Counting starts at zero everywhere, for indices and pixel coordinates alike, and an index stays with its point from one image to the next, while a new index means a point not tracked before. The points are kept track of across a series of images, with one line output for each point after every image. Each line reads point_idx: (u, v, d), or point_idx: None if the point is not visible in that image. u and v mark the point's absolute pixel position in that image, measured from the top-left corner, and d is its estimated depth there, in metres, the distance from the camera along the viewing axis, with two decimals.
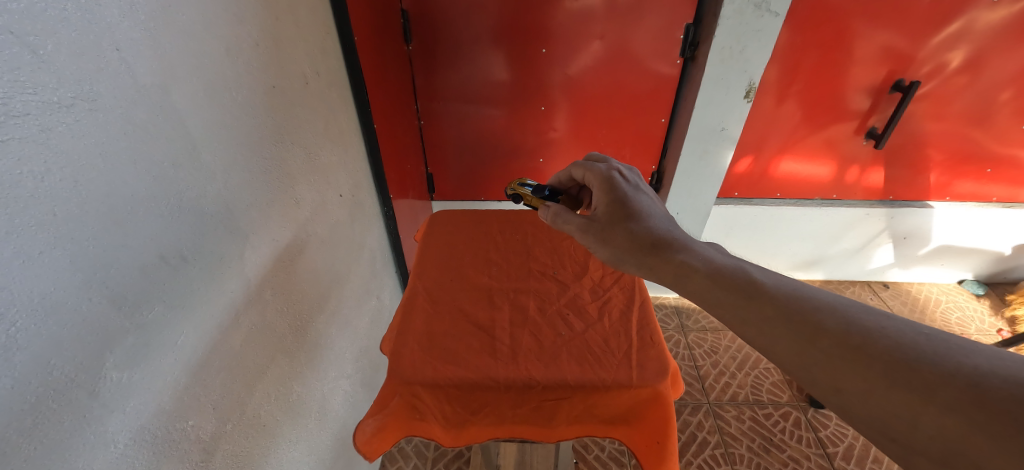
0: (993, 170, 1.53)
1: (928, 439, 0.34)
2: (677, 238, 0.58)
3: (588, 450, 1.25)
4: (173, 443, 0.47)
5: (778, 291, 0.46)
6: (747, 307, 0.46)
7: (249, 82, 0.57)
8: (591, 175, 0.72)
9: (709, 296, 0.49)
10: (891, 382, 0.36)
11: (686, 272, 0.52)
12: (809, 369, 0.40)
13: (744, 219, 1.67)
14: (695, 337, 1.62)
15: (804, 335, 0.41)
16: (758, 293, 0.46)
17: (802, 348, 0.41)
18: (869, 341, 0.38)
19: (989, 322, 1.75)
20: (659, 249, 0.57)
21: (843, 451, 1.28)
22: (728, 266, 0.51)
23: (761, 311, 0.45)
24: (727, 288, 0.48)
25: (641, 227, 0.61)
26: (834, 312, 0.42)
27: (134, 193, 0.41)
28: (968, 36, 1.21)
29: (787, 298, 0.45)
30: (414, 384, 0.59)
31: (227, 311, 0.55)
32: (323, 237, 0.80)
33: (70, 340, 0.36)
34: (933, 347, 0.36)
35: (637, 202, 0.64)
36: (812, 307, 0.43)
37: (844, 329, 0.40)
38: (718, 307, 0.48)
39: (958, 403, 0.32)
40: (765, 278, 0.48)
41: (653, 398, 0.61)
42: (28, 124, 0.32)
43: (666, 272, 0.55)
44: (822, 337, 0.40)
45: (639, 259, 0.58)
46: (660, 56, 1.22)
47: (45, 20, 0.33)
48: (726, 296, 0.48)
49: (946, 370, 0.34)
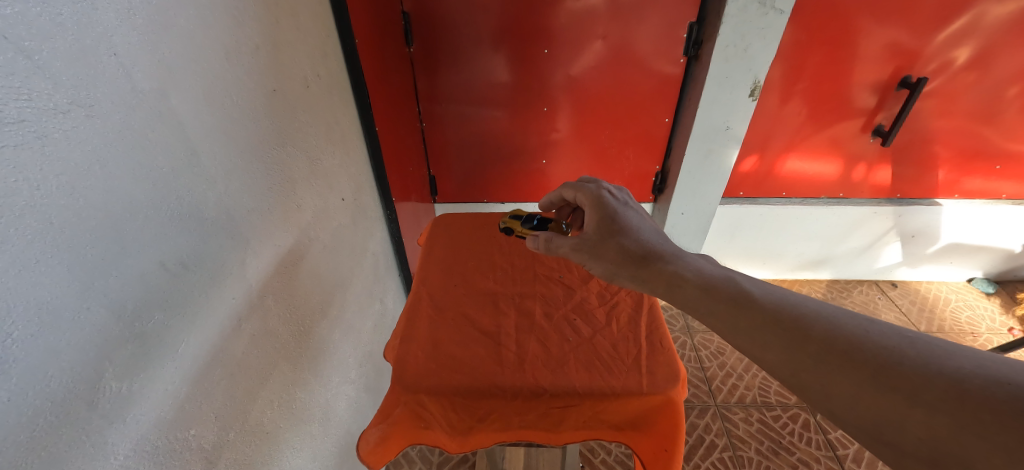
0: (1002, 167, 1.51)
1: (916, 442, 0.33)
2: (669, 249, 0.57)
3: (594, 453, 1.24)
4: (175, 452, 0.46)
5: (772, 299, 0.44)
6: (739, 314, 0.45)
7: (248, 85, 0.57)
8: (582, 195, 0.71)
9: (702, 305, 0.48)
10: (876, 386, 0.35)
11: (679, 282, 0.51)
12: (800, 377, 0.39)
13: (750, 219, 1.66)
14: (701, 338, 1.61)
15: (797, 341, 0.40)
16: (751, 301, 0.45)
17: (793, 355, 0.39)
18: (857, 346, 0.37)
19: (1000, 321, 1.72)
20: (651, 260, 0.56)
21: (853, 453, 1.26)
22: (718, 276, 0.50)
23: (753, 319, 0.43)
24: (717, 297, 0.47)
25: (633, 241, 0.60)
26: (822, 318, 0.41)
27: (133, 200, 0.40)
28: (975, 31, 1.20)
29: (786, 304, 0.43)
30: (419, 391, 0.58)
31: (228, 318, 0.54)
32: (324, 242, 0.79)
33: (69, 350, 0.35)
34: (915, 349, 0.35)
35: (626, 218, 0.63)
36: (803, 314, 0.42)
37: (832, 334, 0.39)
38: (711, 318, 0.47)
39: (941, 404, 0.32)
40: (756, 288, 0.47)
41: (663, 405, 0.60)
42: (23, 131, 0.31)
43: (659, 283, 0.54)
44: (812, 342, 0.39)
45: (634, 273, 0.57)
46: (663, 55, 1.21)
47: (39, 24, 0.32)
48: (718, 305, 0.47)
49: (928, 371, 0.33)
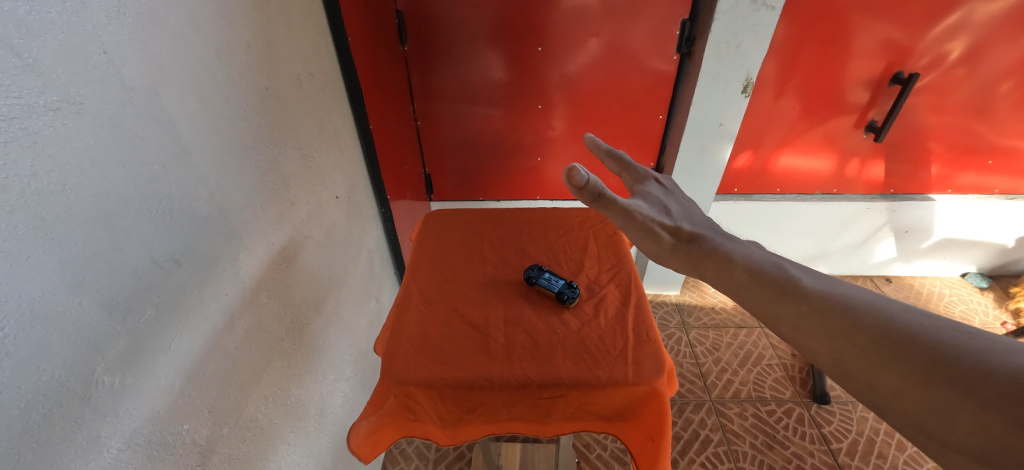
0: (995, 162, 1.52)
1: (966, 437, 0.30)
2: (716, 235, 0.56)
3: (590, 449, 1.24)
4: (168, 447, 0.47)
5: (816, 288, 0.43)
6: (783, 303, 0.43)
7: (239, 83, 0.57)
8: (633, 175, 0.66)
9: (747, 291, 0.47)
10: (928, 378, 0.33)
11: (728, 265, 0.50)
12: (843, 364, 0.38)
13: (743, 215, 1.66)
14: (697, 334, 1.61)
15: (844, 330, 0.38)
16: (795, 289, 0.44)
17: (836, 343, 0.38)
18: (907, 338, 0.35)
19: (993, 315, 1.73)
20: (700, 244, 0.54)
21: (847, 447, 1.26)
22: (766, 262, 0.48)
23: (797, 307, 0.42)
24: (763, 283, 0.46)
25: (683, 224, 0.58)
26: (872, 308, 0.39)
27: (124, 196, 0.40)
28: (966, 26, 1.21)
29: (827, 294, 0.42)
30: (407, 384, 0.59)
31: (221, 314, 0.54)
32: (319, 239, 0.79)
33: (60, 345, 0.36)
34: (974, 343, 0.33)
35: (678, 207, 0.61)
36: (852, 303, 0.40)
37: (884, 325, 0.37)
38: (755, 304, 0.46)
39: (998, 400, 0.29)
40: (807, 277, 0.45)
41: (649, 396, 0.60)
42: (13, 127, 0.32)
43: (708, 265, 0.52)
44: (858, 332, 0.38)
45: (683, 255, 0.55)
46: (657, 53, 1.22)
47: (29, 23, 0.33)
48: (760, 291, 0.46)
49: (988, 367, 0.31)
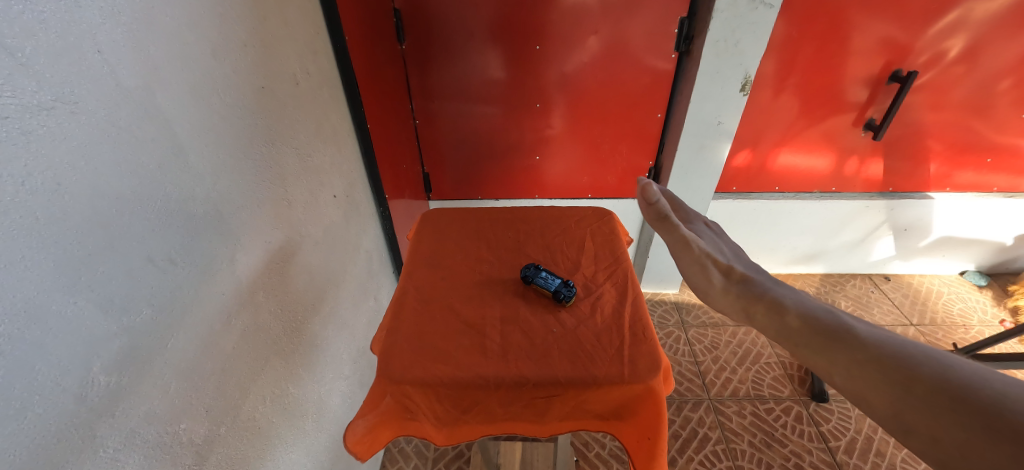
0: (994, 159, 1.52)
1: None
2: (767, 281, 0.66)
3: (589, 447, 1.25)
4: (165, 446, 0.47)
5: (876, 341, 0.49)
6: (837, 348, 0.50)
7: (236, 82, 0.57)
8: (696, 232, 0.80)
9: (799, 335, 0.55)
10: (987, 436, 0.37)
11: (779, 310, 0.59)
12: (902, 416, 0.43)
13: (742, 214, 1.66)
14: (696, 332, 1.62)
15: (903, 384, 0.44)
16: (847, 338, 0.51)
17: (899, 394, 0.43)
18: (969, 395, 0.40)
19: (991, 313, 1.73)
20: (751, 287, 0.65)
21: (845, 445, 1.27)
22: (820, 310, 0.57)
23: (852, 355, 0.49)
24: (814, 329, 0.54)
25: (735, 268, 0.70)
26: (935, 365, 0.44)
27: (120, 195, 0.40)
28: (965, 24, 1.20)
29: (889, 349, 0.48)
30: (402, 383, 0.59)
31: (218, 313, 0.54)
32: (316, 238, 0.79)
33: (54, 344, 0.36)
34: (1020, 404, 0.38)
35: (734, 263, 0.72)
36: (911, 358, 0.46)
37: (941, 378, 0.43)
38: (806, 344, 0.54)
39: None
40: (859, 326, 0.53)
41: (645, 394, 0.60)
42: (8, 126, 0.32)
43: (761, 308, 0.61)
44: (919, 383, 0.43)
45: (734, 294, 0.66)
46: (655, 51, 1.22)
47: (23, 22, 0.32)
48: (813, 335, 0.53)
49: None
